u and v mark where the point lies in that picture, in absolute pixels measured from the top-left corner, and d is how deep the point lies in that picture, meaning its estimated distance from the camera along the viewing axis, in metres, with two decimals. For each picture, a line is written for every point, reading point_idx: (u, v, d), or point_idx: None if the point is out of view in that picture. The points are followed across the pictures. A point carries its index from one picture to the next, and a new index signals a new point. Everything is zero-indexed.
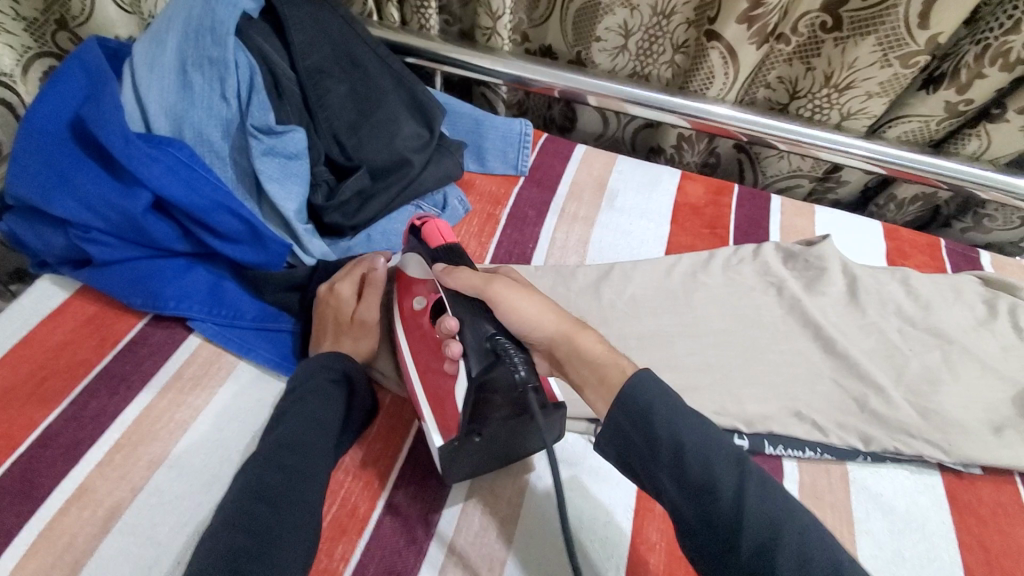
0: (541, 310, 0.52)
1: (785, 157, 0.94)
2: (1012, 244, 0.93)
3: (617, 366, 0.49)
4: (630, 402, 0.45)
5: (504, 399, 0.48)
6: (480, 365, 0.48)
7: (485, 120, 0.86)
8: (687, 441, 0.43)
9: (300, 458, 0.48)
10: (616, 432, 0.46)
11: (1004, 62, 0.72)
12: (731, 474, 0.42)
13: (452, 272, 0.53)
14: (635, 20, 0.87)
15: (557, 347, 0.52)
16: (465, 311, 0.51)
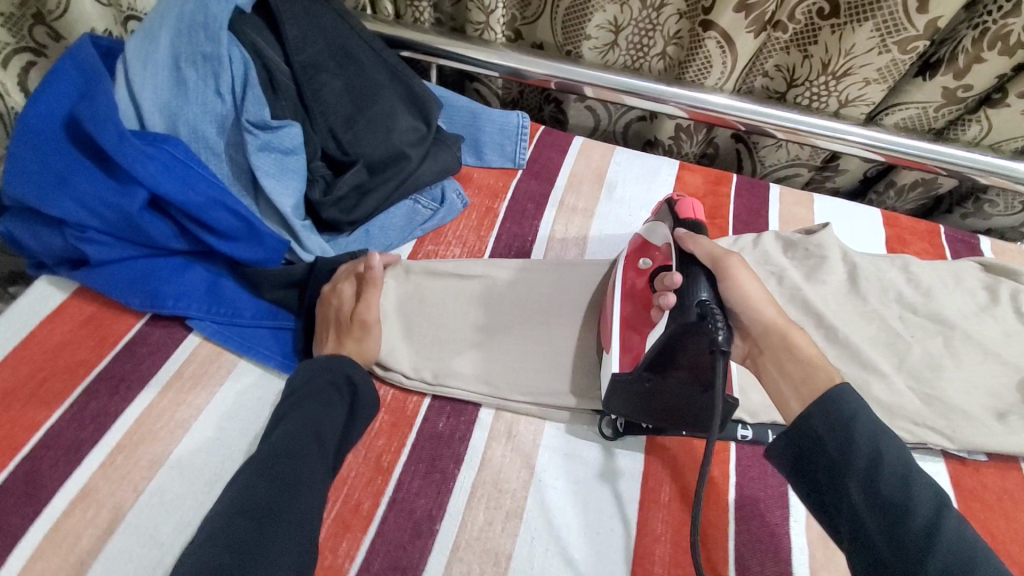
0: (756, 296, 0.54)
1: (783, 146, 0.94)
2: (1014, 229, 0.93)
3: (826, 371, 0.49)
4: (833, 410, 0.45)
5: (692, 358, 0.51)
6: (680, 321, 0.51)
7: (481, 112, 0.85)
8: (887, 457, 0.42)
9: (295, 465, 0.47)
10: (810, 437, 0.45)
11: (1003, 46, 0.72)
12: (926, 493, 0.41)
13: (696, 238, 0.56)
14: (625, 15, 0.86)
15: (765, 339, 0.54)
16: (690, 273, 0.53)
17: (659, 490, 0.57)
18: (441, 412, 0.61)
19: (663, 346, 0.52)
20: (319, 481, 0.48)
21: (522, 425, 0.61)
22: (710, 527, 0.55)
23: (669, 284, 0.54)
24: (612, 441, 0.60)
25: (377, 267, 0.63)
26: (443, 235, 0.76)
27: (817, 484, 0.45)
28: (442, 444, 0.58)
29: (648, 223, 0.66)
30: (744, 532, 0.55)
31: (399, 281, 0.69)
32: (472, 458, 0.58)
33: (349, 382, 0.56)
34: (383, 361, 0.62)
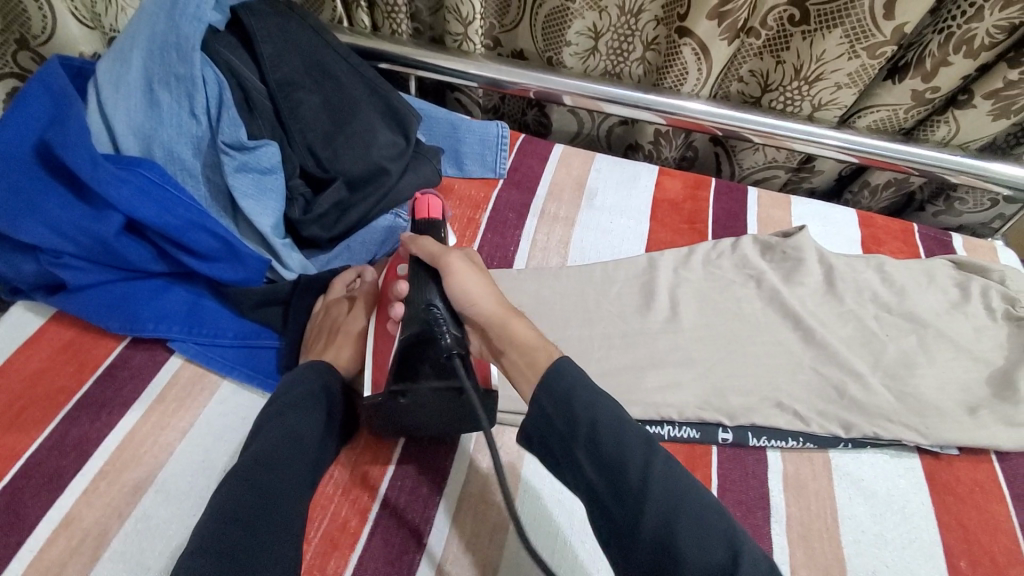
0: (483, 289, 0.54)
1: (761, 150, 0.95)
2: (984, 226, 0.96)
3: (545, 350, 0.50)
4: (552, 386, 0.47)
5: (429, 364, 0.52)
6: (413, 328, 0.53)
7: (461, 123, 0.86)
8: (603, 420, 0.45)
9: (278, 477, 0.47)
10: (540, 418, 0.47)
11: (968, 49, 0.73)
12: (641, 447, 0.45)
13: (419, 242, 0.57)
14: (603, 21, 0.88)
15: (489, 329, 0.53)
16: (420, 282, 0.55)
17: None
18: None
19: (404, 354, 0.53)
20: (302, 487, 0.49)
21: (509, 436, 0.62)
22: None
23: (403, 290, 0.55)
24: None
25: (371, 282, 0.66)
26: None
27: (553, 452, 0.47)
28: (429, 458, 0.59)
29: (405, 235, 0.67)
30: None
31: None
32: (459, 471, 0.58)
33: (326, 393, 0.56)
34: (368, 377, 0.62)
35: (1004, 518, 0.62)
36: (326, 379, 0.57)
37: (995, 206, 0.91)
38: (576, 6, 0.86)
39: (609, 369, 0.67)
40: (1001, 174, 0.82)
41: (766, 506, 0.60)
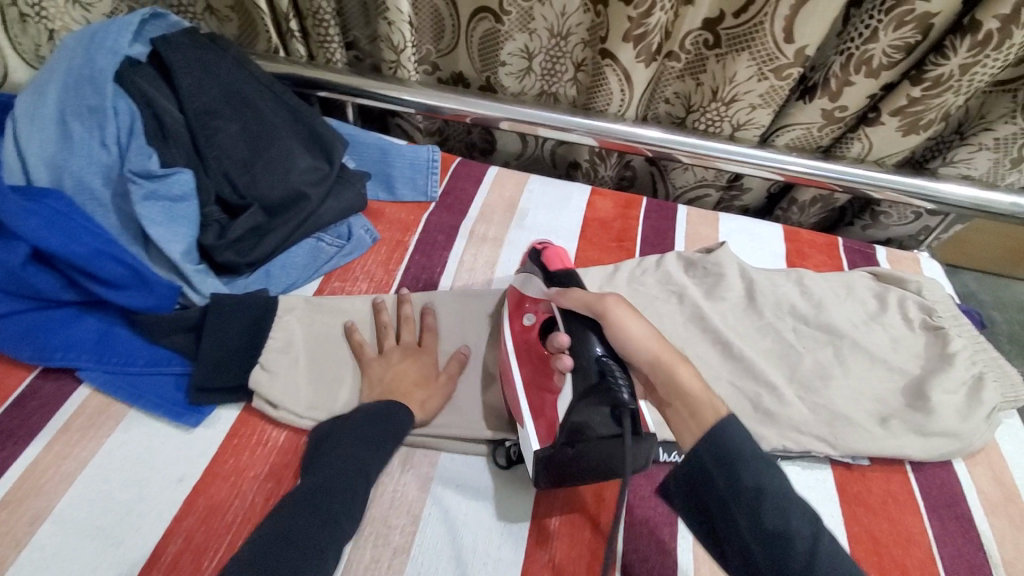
0: (646, 333, 0.54)
1: (690, 169, 0.98)
2: (911, 238, 0.98)
3: (711, 405, 0.48)
4: (717, 446, 0.45)
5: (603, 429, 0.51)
6: (584, 386, 0.52)
7: (391, 148, 0.87)
8: (767, 482, 0.43)
9: (334, 493, 0.50)
10: (703, 484, 0.45)
11: (868, 69, 0.76)
12: (804, 523, 0.42)
13: (569, 293, 0.59)
14: (534, 43, 0.90)
15: (656, 380, 0.53)
16: (579, 333, 0.55)
17: (550, 516, 0.58)
18: None
19: (578, 420, 0.52)
20: (351, 520, 0.50)
21: (418, 458, 0.61)
22: (598, 550, 0.56)
23: (560, 341, 0.56)
24: (504, 469, 0.61)
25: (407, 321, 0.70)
26: (350, 272, 0.77)
27: (716, 533, 0.45)
28: None
29: (519, 275, 0.70)
30: (631, 552, 0.57)
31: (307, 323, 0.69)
32: None
33: (392, 421, 0.58)
34: (275, 404, 0.62)
35: (916, 529, 0.62)
36: (400, 418, 0.59)
37: (918, 219, 0.94)
38: (508, 28, 0.88)
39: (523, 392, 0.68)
40: (929, 191, 0.84)
41: (674, 522, 0.59)
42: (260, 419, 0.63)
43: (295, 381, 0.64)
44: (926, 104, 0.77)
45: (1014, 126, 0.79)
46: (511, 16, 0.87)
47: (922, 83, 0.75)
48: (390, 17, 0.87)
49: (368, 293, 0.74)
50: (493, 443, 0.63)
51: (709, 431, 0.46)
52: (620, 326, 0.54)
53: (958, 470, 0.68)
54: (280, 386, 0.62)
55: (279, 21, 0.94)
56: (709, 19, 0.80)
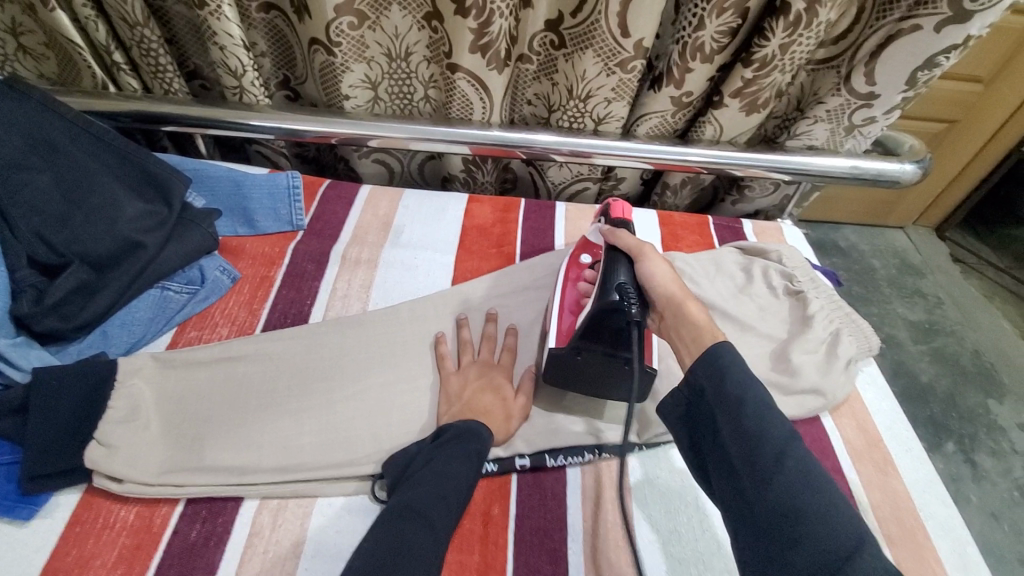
0: (667, 275, 0.62)
1: (565, 166, 0.99)
2: (774, 208, 1.04)
3: (710, 333, 0.55)
4: (711, 357, 0.50)
5: (610, 333, 0.60)
6: (602, 300, 0.60)
7: (244, 179, 0.82)
8: (749, 396, 0.46)
9: (434, 513, 0.51)
10: (693, 388, 0.49)
11: (703, 56, 0.79)
12: (784, 437, 0.44)
13: (616, 233, 0.68)
14: (374, 71, 0.90)
15: (665, 306, 0.60)
16: (613, 260, 0.64)
17: None
18: (195, 518, 0.56)
19: (591, 322, 0.60)
20: (449, 533, 0.51)
21: (291, 511, 0.58)
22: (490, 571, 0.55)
23: (598, 273, 0.66)
24: None
25: (464, 338, 0.72)
26: (208, 318, 0.72)
27: (697, 424, 0.49)
28: (193, 555, 0.54)
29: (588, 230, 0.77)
30: (522, 565, 0.56)
31: (158, 385, 0.64)
32: (229, 566, 0.53)
33: (477, 435, 0.59)
34: (120, 479, 0.56)
35: None
36: (482, 434, 0.59)
37: (778, 188, 0.99)
38: (342, 60, 0.86)
39: (411, 417, 0.65)
40: (783, 163, 0.88)
41: (563, 525, 0.59)
42: (110, 498, 0.57)
43: (142, 452, 0.59)
44: (759, 85, 0.81)
45: (841, 97, 0.83)
46: (343, 47, 0.84)
47: (751, 65, 0.79)
48: (221, 42, 0.83)
49: (228, 338, 0.70)
50: (373, 480, 0.60)
51: (706, 348, 0.51)
52: (651, 266, 0.63)
53: (827, 426, 0.72)
54: (124, 461, 0.57)
55: (102, 55, 0.87)
56: (550, 20, 0.81)
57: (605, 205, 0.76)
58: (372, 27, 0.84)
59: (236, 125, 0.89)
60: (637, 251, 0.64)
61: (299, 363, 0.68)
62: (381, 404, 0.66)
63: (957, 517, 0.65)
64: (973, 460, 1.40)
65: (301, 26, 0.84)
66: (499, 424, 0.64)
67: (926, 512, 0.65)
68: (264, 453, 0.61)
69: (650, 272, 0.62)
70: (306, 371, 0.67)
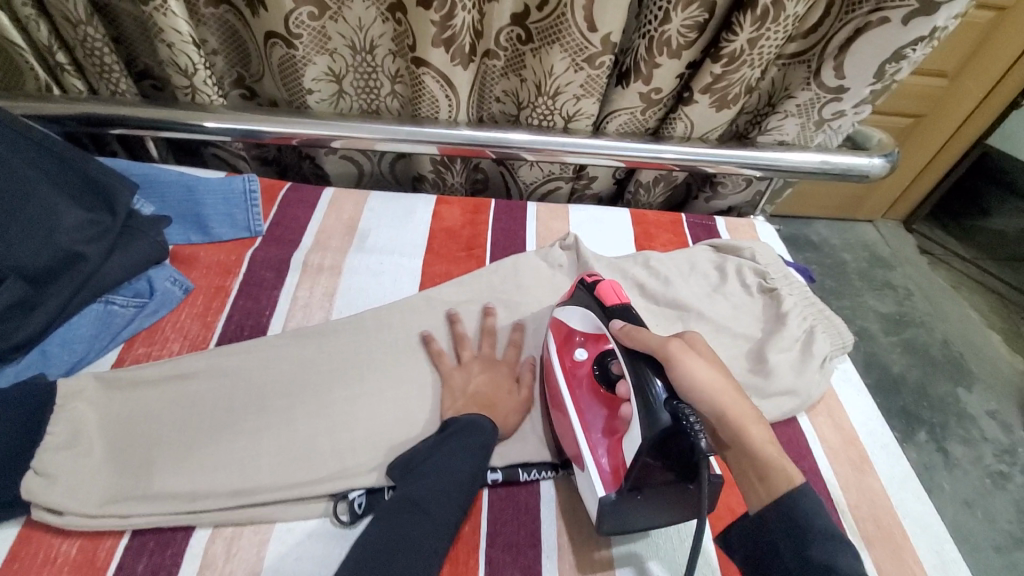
0: (713, 382, 0.50)
1: (536, 166, 0.96)
2: (747, 205, 1.03)
3: (784, 471, 0.46)
4: (784, 508, 0.44)
5: (676, 464, 0.49)
6: (657, 430, 0.48)
7: (196, 185, 0.78)
8: (815, 525, 0.43)
9: (440, 509, 0.52)
10: (760, 528, 0.46)
11: (670, 51, 0.77)
12: (858, 571, 0.40)
13: (627, 329, 0.55)
14: (338, 64, 0.86)
15: (720, 428, 0.49)
16: (642, 377, 0.51)
17: None
18: (142, 551, 0.53)
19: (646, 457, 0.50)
20: (451, 525, 0.52)
21: (247, 538, 0.54)
22: None
23: (623, 384, 0.54)
24: (350, 528, 0.56)
25: (459, 334, 0.70)
26: (158, 332, 0.68)
27: (762, 558, 0.45)
28: None
29: (563, 307, 0.67)
30: None
31: (102, 407, 0.60)
32: None
33: (483, 428, 0.59)
34: (59, 512, 0.52)
35: None
36: (484, 427, 0.59)
37: (750, 184, 0.98)
38: (303, 52, 0.82)
39: (378, 431, 0.62)
40: (755, 159, 0.87)
41: (536, 541, 0.57)
42: (48, 532, 0.53)
43: (84, 481, 0.55)
44: (727, 80, 0.80)
45: (811, 91, 0.83)
46: (304, 39, 0.81)
47: (721, 59, 0.78)
48: (168, 40, 0.79)
49: (180, 354, 0.66)
50: (335, 500, 0.57)
51: (787, 495, 0.45)
52: (686, 369, 0.50)
53: (802, 425, 0.71)
54: (64, 491, 0.53)
55: (43, 55, 0.82)
56: (517, 14, 0.79)
57: (592, 281, 0.63)
58: (335, 17, 0.81)
59: (187, 126, 0.84)
60: (666, 356, 0.51)
61: (257, 378, 0.64)
62: (345, 420, 0.63)
63: (933, 513, 0.65)
64: (944, 448, 1.42)
65: (255, 19, 0.81)
66: (503, 418, 0.63)
67: (902, 510, 0.65)
68: (218, 477, 0.57)
69: (687, 379, 0.50)
70: (264, 387, 0.64)
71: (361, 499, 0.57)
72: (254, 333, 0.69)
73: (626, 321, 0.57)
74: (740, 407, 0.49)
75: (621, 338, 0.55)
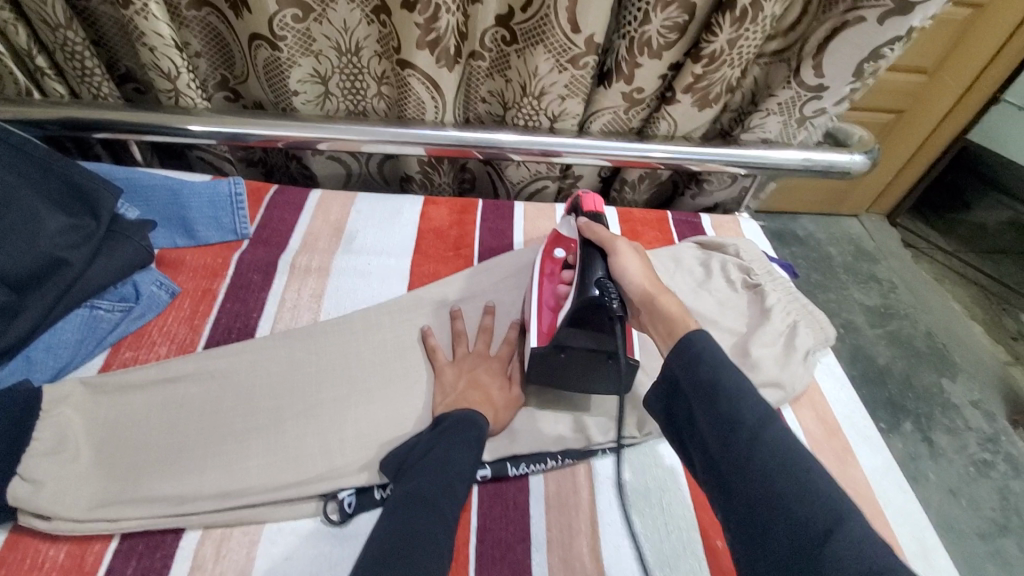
0: (642, 271, 0.61)
1: (523, 165, 0.97)
2: (732, 202, 1.05)
3: (684, 323, 0.54)
4: (685, 347, 0.50)
5: (594, 329, 0.61)
6: (586, 298, 0.60)
7: (182, 189, 0.77)
8: (721, 379, 0.47)
9: (442, 496, 0.50)
10: (671, 384, 0.50)
11: (652, 51, 0.78)
12: (754, 412, 0.45)
13: (589, 227, 0.66)
14: (323, 65, 0.86)
15: (641, 299, 0.59)
16: (587, 257, 0.63)
17: None
18: (132, 554, 0.53)
19: (576, 313, 0.61)
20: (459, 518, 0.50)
21: (237, 539, 0.54)
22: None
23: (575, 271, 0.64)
24: (339, 526, 0.56)
25: (460, 327, 0.71)
26: (145, 336, 0.68)
27: (675, 416, 0.49)
28: None
29: (560, 222, 0.75)
30: None
31: (89, 412, 0.60)
32: None
33: (475, 421, 0.59)
34: (47, 517, 0.52)
35: None
36: (482, 424, 0.59)
37: (734, 181, 0.99)
38: (288, 54, 0.83)
39: (367, 430, 0.62)
40: (739, 157, 0.89)
41: (526, 536, 0.57)
42: (36, 537, 0.53)
43: (72, 486, 0.55)
44: (709, 80, 0.81)
45: (791, 90, 0.84)
46: (288, 40, 0.81)
47: (701, 60, 0.79)
48: (150, 43, 0.78)
49: (167, 358, 0.66)
50: (325, 499, 0.58)
51: (675, 339, 0.52)
52: (621, 260, 0.61)
53: (787, 417, 0.72)
54: (50, 497, 0.53)
55: (23, 59, 0.82)
56: (501, 15, 0.79)
57: (574, 199, 0.73)
58: (318, 19, 0.80)
59: (172, 129, 0.84)
60: (608, 246, 0.63)
61: (245, 380, 0.64)
62: (334, 420, 0.63)
63: (914, 501, 0.66)
64: (929, 438, 1.45)
65: (239, 22, 0.80)
66: (494, 413, 0.64)
67: (884, 499, 0.66)
68: (206, 480, 0.57)
69: (622, 267, 0.61)
70: (253, 389, 0.64)
71: (351, 498, 0.58)
72: (235, 335, 0.69)
73: (592, 224, 0.67)
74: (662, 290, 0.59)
75: (584, 232, 0.65)
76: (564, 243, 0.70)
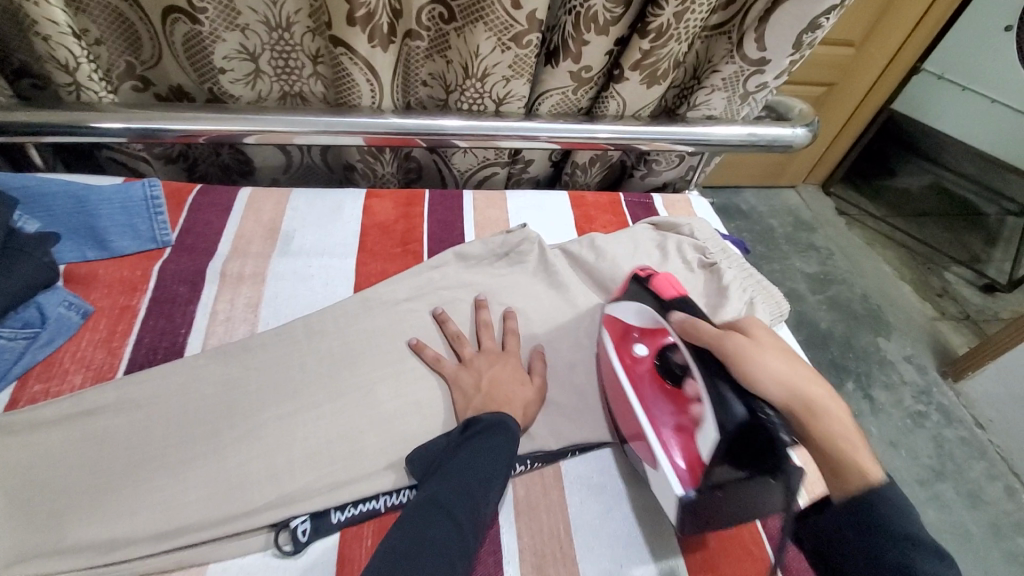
0: (784, 370, 0.52)
1: (469, 152, 0.93)
2: (681, 180, 1.04)
3: (858, 468, 0.48)
4: (864, 509, 0.47)
5: (750, 455, 0.51)
6: (740, 423, 0.51)
7: (87, 195, 0.69)
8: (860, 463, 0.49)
9: (468, 507, 0.49)
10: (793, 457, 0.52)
11: (597, 27, 0.76)
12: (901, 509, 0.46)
13: (693, 322, 0.58)
14: (251, 41, 0.77)
15: (793, 405, 0.51)
16: (710, 376, 0.54)
17: None
18: None
19: (733, 438, 0.51)
20: (479, 534, 0.49)
21: None
22: None
23: (694, 386, 0.57)
24: (294, 557, 0.52)
25: (458, 335, 0.68)
26: (56, 364, 0.60)
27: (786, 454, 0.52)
28: None
29: (613, 303, 0.70)
30: None
31: None
32: None
33: (505, 423, 0.57)
34: None
35: None
36: (511, 428, 0.57)
37: (683, 160, 0.99)
38: (209, 28, 0.74)
39: (317, 448, 0.58)
40: (687, 135, 0.88)
41: (497, 547, 0.55)
42: None
43: None
44: (657, 55, 0.79)
45: (734, 64, 0.83)
46: (209, 13, 0.73)
47: (649, 34, 0.77)
48: (42, 32, 0.69)
49: (82, 388, 0.58)
50: (276, 529, 0.53)
51: (868, 489, 0.47)
52: (754, 356, 0.53)
53: None
54: None
55: None
56: None
57: (638, 278, 0.68)
58: None
59: (74, 123, 0.74)
60: (732, 351, 0.53)
61: (177, 407, 0.58)
62: (280, 441, 0.58)
63: None
64: (871, 394, 1.53)
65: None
66: (524, 414, 0.61)
67: None
68: (137, 523, 0.51)
69: (753, 367, 0.52)
70: (185, 415, 0.58)
71: (306, 525, 0.53)
72: (163, 355, 0.63)
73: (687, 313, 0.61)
74: (805, 380, 0.52)
75: (684, 323, 0.59)
76: (648, 341, 0.64)
